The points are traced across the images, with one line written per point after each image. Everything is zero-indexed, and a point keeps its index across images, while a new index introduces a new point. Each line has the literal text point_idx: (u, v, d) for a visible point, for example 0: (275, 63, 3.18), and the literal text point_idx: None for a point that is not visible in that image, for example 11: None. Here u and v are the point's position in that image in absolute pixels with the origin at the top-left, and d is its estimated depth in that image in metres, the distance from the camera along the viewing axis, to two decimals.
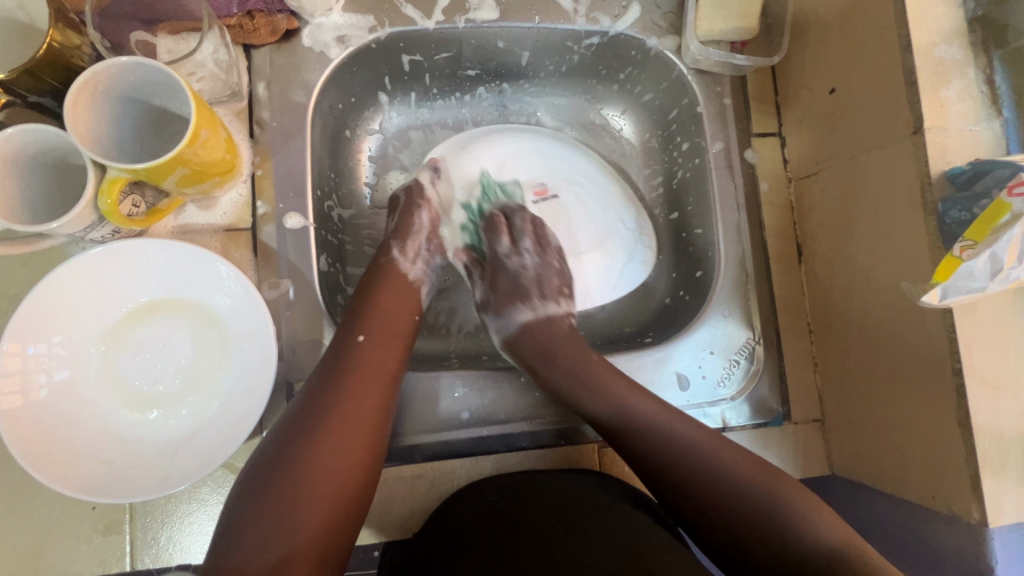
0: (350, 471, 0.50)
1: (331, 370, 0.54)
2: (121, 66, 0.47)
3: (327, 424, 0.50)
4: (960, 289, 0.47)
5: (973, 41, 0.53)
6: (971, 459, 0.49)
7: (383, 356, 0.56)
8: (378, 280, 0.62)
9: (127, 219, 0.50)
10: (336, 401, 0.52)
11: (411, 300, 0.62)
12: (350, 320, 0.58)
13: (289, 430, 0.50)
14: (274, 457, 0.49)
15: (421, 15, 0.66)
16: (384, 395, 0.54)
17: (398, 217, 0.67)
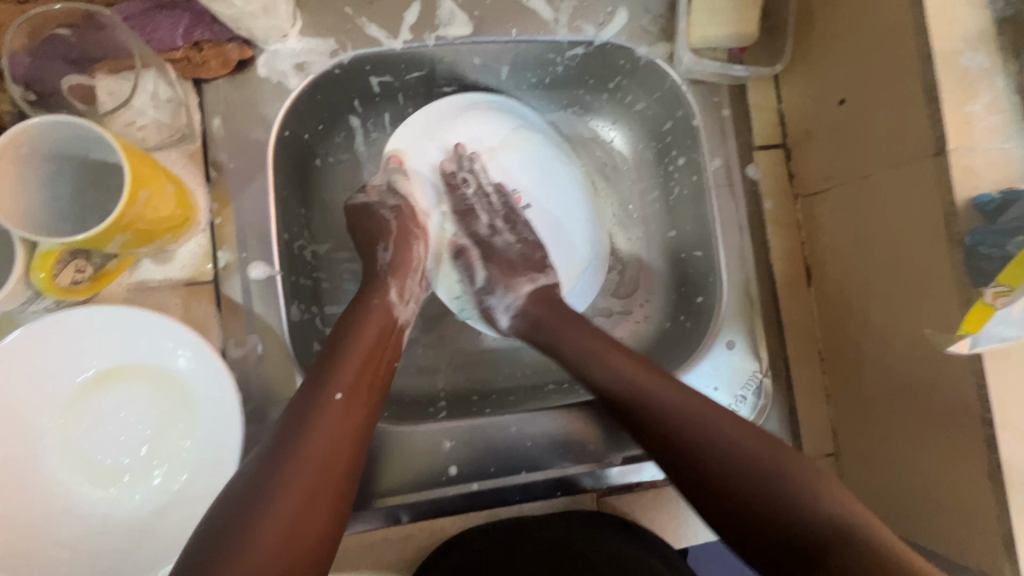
0: (302, 558, 0.41)
1: (291, 431, 0.44)
2: (43, 125, 0.42)
3: (281, 498, 0.41)
4: (993, 337, 0.42)
5: (1003, 45, 0.46)
6: (1003, 517, 0.44)
7: (359, 418, 0.47)
8: (359, 313, 0.53)
9: (66, 290, 0.46)
10: (295, 472, 0.42)
11: (389, 344, 0.53)
12: (321, 368, 0.48)
13: (235, 502, 0.41)
14: (215, 537, 0.39)
15: (387, 35, 0.60)
16: (351, 463, 0.45)
17: (394, 248, 0.59)
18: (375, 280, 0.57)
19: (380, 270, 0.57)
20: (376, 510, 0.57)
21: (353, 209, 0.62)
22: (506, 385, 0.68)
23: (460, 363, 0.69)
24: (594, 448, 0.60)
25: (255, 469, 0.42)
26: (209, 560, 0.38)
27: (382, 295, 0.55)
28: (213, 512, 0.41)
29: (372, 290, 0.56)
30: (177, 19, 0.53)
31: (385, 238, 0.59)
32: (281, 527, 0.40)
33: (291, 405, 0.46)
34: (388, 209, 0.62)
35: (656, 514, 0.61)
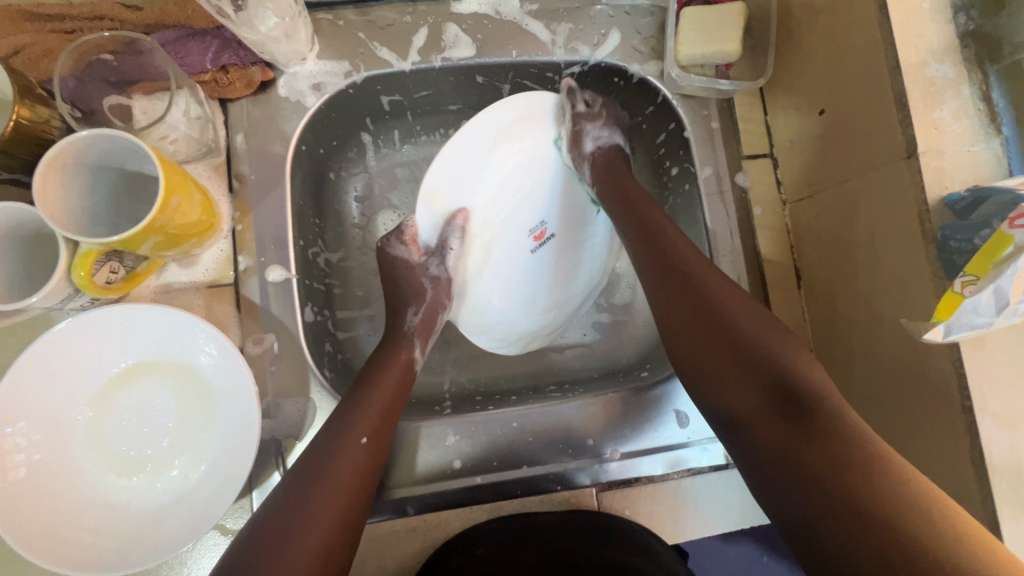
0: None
1: (316, 472, 0.46)
2: (88, 139, 0.47)
3: (305, 536, 0.43)
4: (964, 325, 0.45)
5: (967, 57, 0.50)
6: (987, 502, 0.46)
7: (376, 463, 0.50)
8: (376, 364, 0.56)
9: (103, 288, 0.50)
10: (317, 511, 0.44)
11: (406, 394, 0.56)
12: (342, 415, 0.51)
13: (259, 540, 0.42)
14: (238, 574, 0.40)
15: (397, 57, 0.65)
16: (364, 505, 0.48)
17: (423, 314, 0.62)
18: (397, 336, 0.60)
19: (405, 330, 0.61)
20: (384, 501, 0.60)
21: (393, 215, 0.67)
22: (509, 385, 0.71)
23: (465, 364, 0.72)
24: (593, 444, 0.63)
25: (276, 508, 0.44)
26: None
27: (407, 351, 0.59)
28: (234, 551, 0.42)
29: (393, 347, 0.59)
30: (207, 44, 0.58)
31: (417, 303, 0.62)
32: (303, 564, 0.42)
33: (309, 450, 0.48)
34: (433, 264, 0.62)
35: (654, 509, 0.62)
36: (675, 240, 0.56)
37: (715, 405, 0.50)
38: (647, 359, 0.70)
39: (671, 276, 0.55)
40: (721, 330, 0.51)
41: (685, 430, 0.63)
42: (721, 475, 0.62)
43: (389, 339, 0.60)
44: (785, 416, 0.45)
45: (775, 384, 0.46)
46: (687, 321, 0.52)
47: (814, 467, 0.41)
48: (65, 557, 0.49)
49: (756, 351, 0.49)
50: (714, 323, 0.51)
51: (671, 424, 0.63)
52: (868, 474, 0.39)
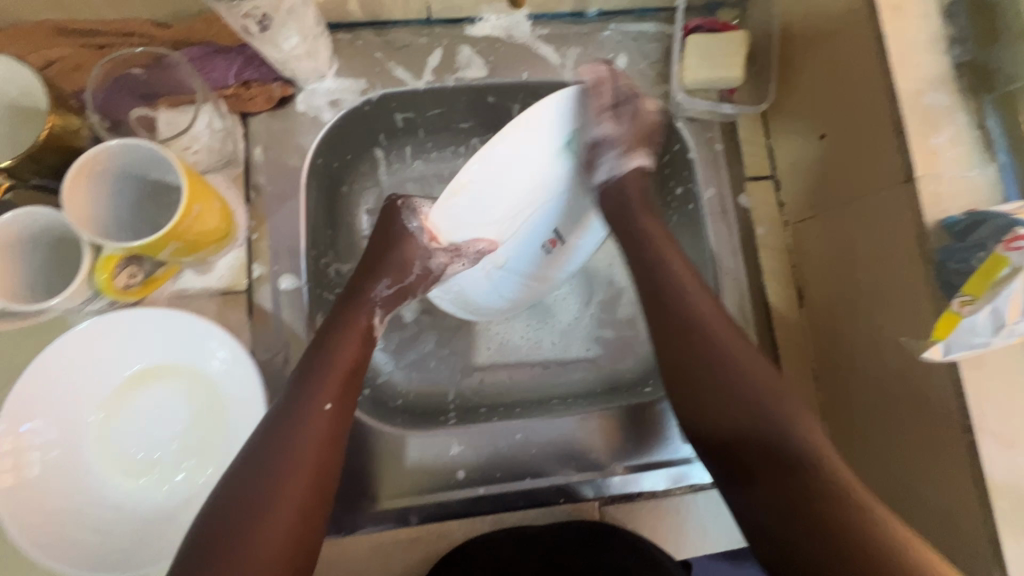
0: (305, 554, 0.44)
1: (280, 442, 0.46)
2: (117, 148, 0.49)
3: (278, 505, 0.44)
4: (962, 344, 0.46)
5: (962, 86, 0.52)
6: (989, 522, 0.46)
7: (341, 428, 0.49)
8: (339, 321, 0.54)
9: (122, 292, 0.52)
10: (288, 481, 0.44)
11: (368, 358, 0.54)
12: (303, 384, 0.49)
13: (230, 506, 0.43)
14: (213, 541, 0.42)
15: (411, 76, 0.67)
16: (335, 467, 0.48)
17: (394, 289, 0.59)
18: (361, 299, 0.57)
19: (371, 297, 0.57)
20: (386, 510, 0.60)
21: (382, 210, 0.61)
22: (512, 397, 0.71)
23: (469, 376, 0.72)
24: (596, 457, 0.63)
25: (241, 475, 0.44)
26: (209, 564, 0.41)
27: (369, 316, 0.56)
28: (203, 519, 0.43)
29: (354, 311, 0.55)
30: (231, 61, 0.61)
31: (390, 274, 0.58)
32: (282, 525, 0.43)
33: (267, 418, 0.48)
34: (382, 282, 0.58)
35: (655, 524, 0.62)
36: (697, 302, 0.54)
37: (703, 439, 0.51)
38: (650, 375, 0.71)
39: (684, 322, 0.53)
40: (732, 394, 0.50)
41: (687, 446, 0.64)
42: (723, 491, 0.63)
43: (350, 302, 0.56)
44: (781, 468, 0.47)
45: (756, 422, 0.49)
46: (678, 339, 0.53)
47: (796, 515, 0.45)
48: (72, 558, 0.49)
49: (751, 412, 0.49)
50: (717, 384, 0.51)
51: (673, 439, 0.64)
52: (847, 512, 0.43)
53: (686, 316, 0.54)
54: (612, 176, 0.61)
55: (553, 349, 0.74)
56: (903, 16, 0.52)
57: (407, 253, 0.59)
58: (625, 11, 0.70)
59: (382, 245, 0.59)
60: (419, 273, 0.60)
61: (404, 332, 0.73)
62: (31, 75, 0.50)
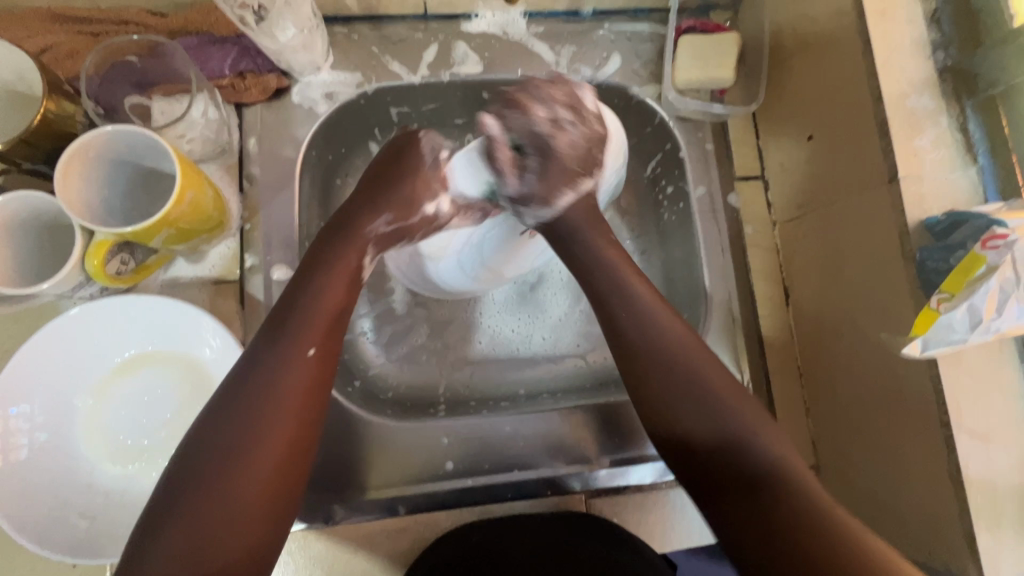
0: (288, 497, 0.44)
1: (261, 386, 0.44)
2: (111, 133, 0.49)
3: (257, 453, 0.42)
4: (941, 340, 0.47)
5: (944, 91, 0.53)
6: (965, 515, 0.47)
7: (326, 370, 0.47)
8: (327, 256, 0.52)
9: (114, 278, 0.52)
10: (267, 427, 0.43)
11: (353, 302, 0.52)
12: (284, 326, 0.47)
13: (208, 445, 0.42)
14: (196, 468, 0.42)
15: (407, 71, 0.68)
16: (317, 415, 0.47)
17: (394, 227, 0.57)
18: (352, 237, 0.54)
19: (367, 234, 0.55)
20: (373, 500, 0.61)
21: (400, 139, 0.61)
22: (502, 391, 0.72)
23: (461, 368, 0.73)
24: (584, 451, 0.64)
25: (222, 407, 0.44)
26: (191, 500, 0.40)
27: (359, 256, 0.53)
28: (181, 458, 0.42)
29: (343, 249, 0.53)
30: (227, 51, 0.62)
31: (390, 212, 0.56)
32: (267, 461, 0.43)
33: (246, 360, 0.46)
34: (383, 217, 0.56)
35: (638, 515, 0.64)
36: (669, 325, 0.50)
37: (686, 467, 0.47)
38: None
39: (658, 354, 0.49)
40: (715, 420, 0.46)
41: None
42: None
43: (342, 238, 0.53)
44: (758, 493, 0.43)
45: (741, 460, 0.45)
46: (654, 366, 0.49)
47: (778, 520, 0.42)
48: (60, 543, 0.49)
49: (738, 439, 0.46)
50: (693, 405, 0.47)
51: None
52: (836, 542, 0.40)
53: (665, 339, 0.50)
54: (541, 224, 0.58)
55: (544, 344, 0.74)
56: (889, 20, 0.53)
57: (416, 190, 0.58)
58: (619, 11, 0.71)
59: (386, 180, 0.58)
60: (422, 215, 0.59)
61: (396, 325, 0.73)
62: (25, 59, 0.50)
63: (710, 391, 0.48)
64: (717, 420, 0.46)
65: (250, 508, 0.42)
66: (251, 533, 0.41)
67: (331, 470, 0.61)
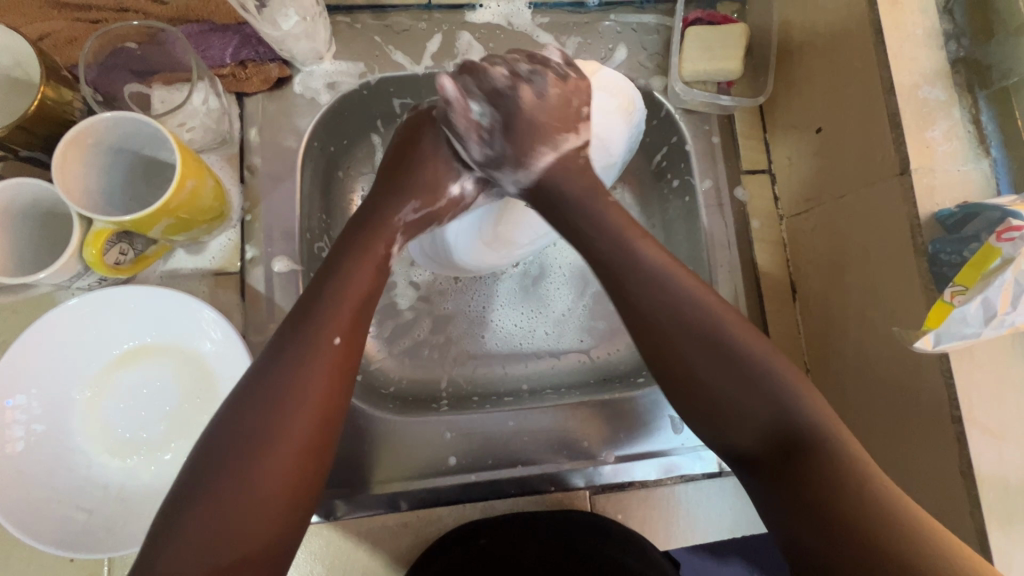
0: (309, 492, 0.43)
1: (286, 377, 0.43)
2: (110, 121, 0.48)
3: (283, 439, 0.42)
4: (954, 334, 0.46)
5: (957, 82, 0.52)
6: (976, 512, 0.47)
7: (350, 363, 0.47)
8: (348, 247, 0.51)
9: (112, 269, 0.51)
10: (292, 413, 0.42)
11: (379, 292, 0.51)
12: (312, 313, 0.46)
13: (234, 427, 0.41)
14: (218, 459, 0.40)
15: (410, 61, 0.67)
16: (342, 407, 0.46)
17: (423, 209, 0.56)
18: (380, 224, 0.53)
19: (395, 222, 0.54)
20: (375, 495, 0.60)
21: (413, 119, 0.59)
22: (505, 386, 0.71)
23: (463, 362, 0.72)
24: (588, 446, 0.63)
25: (245, 397, 0.43)
26: (211, 493, 0.39)
27: (385, 246, 0.53)
28: (205, 440, 0.41)
29: (371, 239, 0.52)
30: (229, 39, 0.61)
31: (419, 195, 0.55)
32: (290, 454, 0.42)
33: (271, 346, 0.45)
34: (410, 205, 0.55)
35: (644, 514, 0.62)
36: (689, 287, 0.48)
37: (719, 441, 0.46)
38: (643, 368, 0.72)
39: (688, 322, 0.46)
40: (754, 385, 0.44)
41: (679, 436, 0.64)
42: (713, 482, 0.63)
43: (370, 225, 0.53)
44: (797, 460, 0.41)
45: (780, 430, 0.43)
46: (674, 331, 0.46)
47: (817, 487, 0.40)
48: (57, 537, 0.48)
49: (777, 407, 0.43)
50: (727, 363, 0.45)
51: (665, 429, 0.64)
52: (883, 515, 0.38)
53: (695, 310, 0.47)
54: (607, 150, 0.60)
55: (547, 339, 0.74)
56: (902, 10, 0.53)
57: (434, 174, 0.56)
58: (625, 2, 0.70)
59: (409, 162, 0.56)
60: (448, 199, 0.57)
61: (399, 319, 0.72)
62: (22, 45, 0.49)
63: (744, 356, 0.45)
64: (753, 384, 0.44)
65: (273, 493, 0.40)
66: (271, 521, 0.40)
67: (332, 465, 0.60)
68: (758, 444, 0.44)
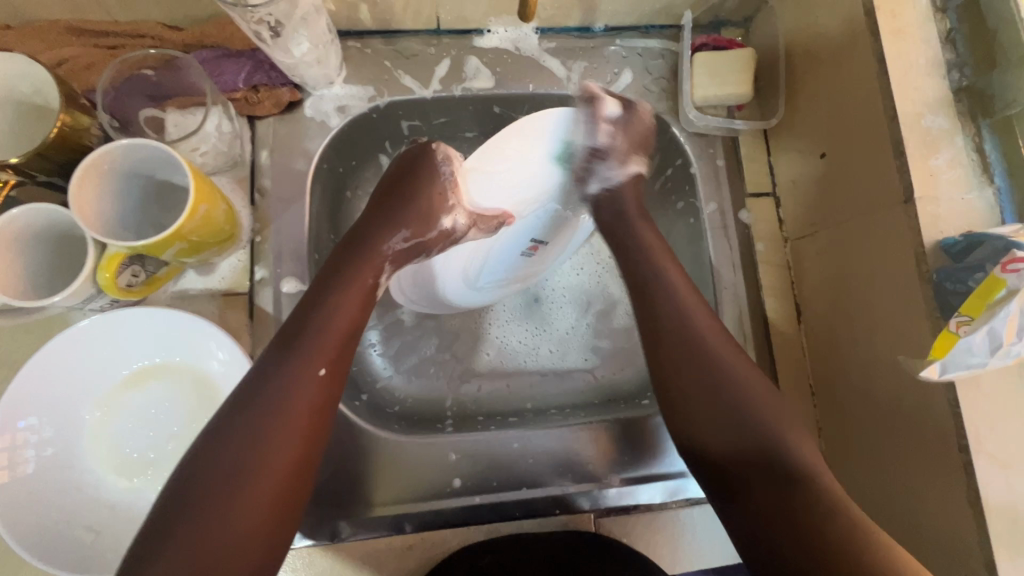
0: (284, 525, 0.43)
1: (267, 406, 0.43)
2: (125, 148, 0.49)
3: (259, 479, 0.42)
4: (959, 364, 0.46)
5: (960, 110, 0.53)
6: (984, 542, 0.46)
7: (333, 394, 0.47)
8: (337, 276, 0.51)
9: (125, 291, 0.51)
10: (269, 450, 0.42)
11: (364, 322, 0.51)
12: (295, 342, 0.46)
13: (209, 466, 0.41)
14: (196, 491, 0.40)
15: (419, 85, 0.68)
16: (319, 441, 0.46)
17: (412, 242, 0.56)
18: (368, 255, 0.53)
19: (383, 251, 0.54)
20: (380, 517, 0.60)
21: (411, 151, 0.58)
22: (508, 406, 0.71)
23: (466, 382, 0.72)
24: (593, 469, 0.63)
25: (224, 426, 0.43)
26: (186, 526, 0.39)
27: (375, 275, 0.53)
28: (180, 476, 0.41)
29: (359, 268, 0.52)
30: (241, 64, 0.62)
31: (410, 226, 0.55)
32: (267, 488, 0.42)
33: (252, 376, 0.45)
34: (401, 233, 0.55)
35: (650, 537, 0.62)
36: (694, 306, 0.53)
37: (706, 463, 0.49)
38: (648, 388, 0.72)
39: (686, 344, 0.51)
40: (737, 414, 0.48)
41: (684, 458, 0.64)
42: None
43: (358, 254, 0.53)
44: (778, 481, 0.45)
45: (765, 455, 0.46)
46: (673, 343, 0.52)
47: (799, 500, 0.44)
48: (66, 559, 0.49)
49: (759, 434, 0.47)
50: (709, 387, 0.49)
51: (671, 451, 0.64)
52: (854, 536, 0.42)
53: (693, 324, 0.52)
54: (605, 187, 0.60)
55: (550, 357, 0.74)
56: (905, 39, 0.53)
57: (431, 205, 0.56)
58: (631, 27, 0.72)
59: (406, 192, 0.56)
60: (439, 230, 0.57)
61: (405, 338, 0.73)
62: (42, 74, 0.50)
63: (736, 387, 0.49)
64: (749, 412, 0.48)
65: (250, 532, 0.41)
66: (246, 563, 0.40)
67: (339, 485, 0.60)
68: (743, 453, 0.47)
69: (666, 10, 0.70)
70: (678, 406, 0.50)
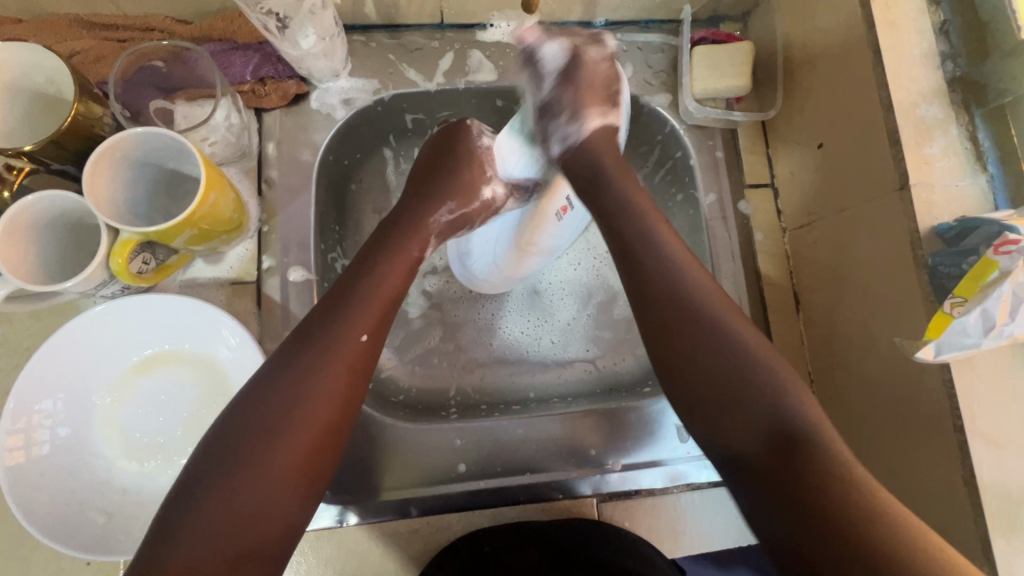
0: (314, 483, 0.44)
1: (308, 368, 0.45)
2: (139, 136, 0.50)
3: (296, 437, 0.43)
4: (954, 344, 0.47)
5: (954, 100, 0.54)
6: (979, 519, 0.47)
7: (371, 362, 0.48)
8: (378, 245, 0.53)
9: (136, 277, 0.52)
10: (308, 410, 0.44)
11: (407, 291, 0.52)
12: (342, 306, 0.47)
13: (246, 425, 0.43)
14: (235, 443, 0.42)
15: (423, 78, 0.69)
16: (354, 406, 0.47)
17: (457, 214, 0.58)
18: (416, 226, 0.55)
19: (429, 223, 0.56)
20: (386, 501, 0.61)
21: (449, 132, 0.61)
22: (513, 394, 0.72)
23: (469, 371, 0.73)
24: (596, 454, 0.64)
25: (266, 383, 0.44)
26: (224, 475, 0.41)
27: (420, 247, 0.54)
28: (221, 428, 0.43)
29: (406, 238, 0.54)
30: (249, 57, 0.63)
31: (456, 199, 0.58)
32: (302, 445, 0.43)
33: (297, 337, 0.46)
34: (446, 206, 0.57)
35: (651, 521, 0.63)
36: (693, 272, 0.48)
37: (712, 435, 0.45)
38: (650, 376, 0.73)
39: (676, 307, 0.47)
40: (745, 377, 0.44)
41: (685, 445, 0.65)
42: (718, 491, 0.64)
43: (404, 227, 0.55)
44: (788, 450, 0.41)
45: (776, 426, 0.42)
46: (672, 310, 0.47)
47: (804, 474, 0.40)
48: (82, 541, 0.50)
49: (769, 402, 0.43)
50: (714, 348, 0.45)
51: (671, 438, 0.65)
52: (869, 517, 0.38)
53: (699, 291, 0.48)
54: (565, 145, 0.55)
55: (553, 347, 0.75)
56: (900, 30, 0.55)
57: (470, 179, 0.59)
58: (631, 22, 0.73)
59: (450, 167, 0.59)
60: (481, 202, 0.59)
61: (410, 328, 0.74)
62: (57, 64, 0.51)
63: (741, 347, 0.45)
64: (759, 378, 0.44)
65: (272, 499, 0.42)
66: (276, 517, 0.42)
67: (345, 471, 0.61)
68: (751, 443, 0.43)
69: (666, 4, 0.71)
70: (687, 366, 0.46)
